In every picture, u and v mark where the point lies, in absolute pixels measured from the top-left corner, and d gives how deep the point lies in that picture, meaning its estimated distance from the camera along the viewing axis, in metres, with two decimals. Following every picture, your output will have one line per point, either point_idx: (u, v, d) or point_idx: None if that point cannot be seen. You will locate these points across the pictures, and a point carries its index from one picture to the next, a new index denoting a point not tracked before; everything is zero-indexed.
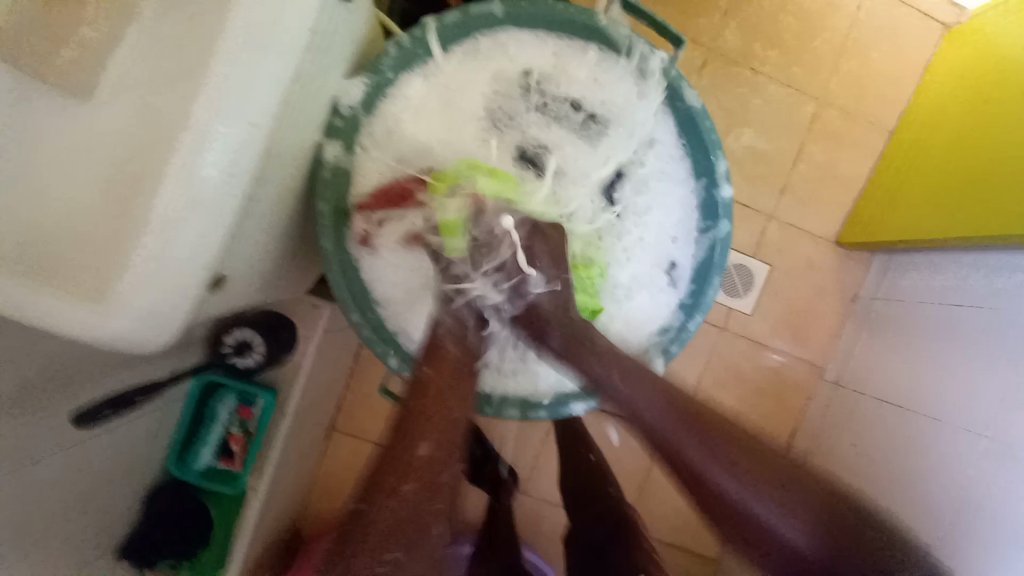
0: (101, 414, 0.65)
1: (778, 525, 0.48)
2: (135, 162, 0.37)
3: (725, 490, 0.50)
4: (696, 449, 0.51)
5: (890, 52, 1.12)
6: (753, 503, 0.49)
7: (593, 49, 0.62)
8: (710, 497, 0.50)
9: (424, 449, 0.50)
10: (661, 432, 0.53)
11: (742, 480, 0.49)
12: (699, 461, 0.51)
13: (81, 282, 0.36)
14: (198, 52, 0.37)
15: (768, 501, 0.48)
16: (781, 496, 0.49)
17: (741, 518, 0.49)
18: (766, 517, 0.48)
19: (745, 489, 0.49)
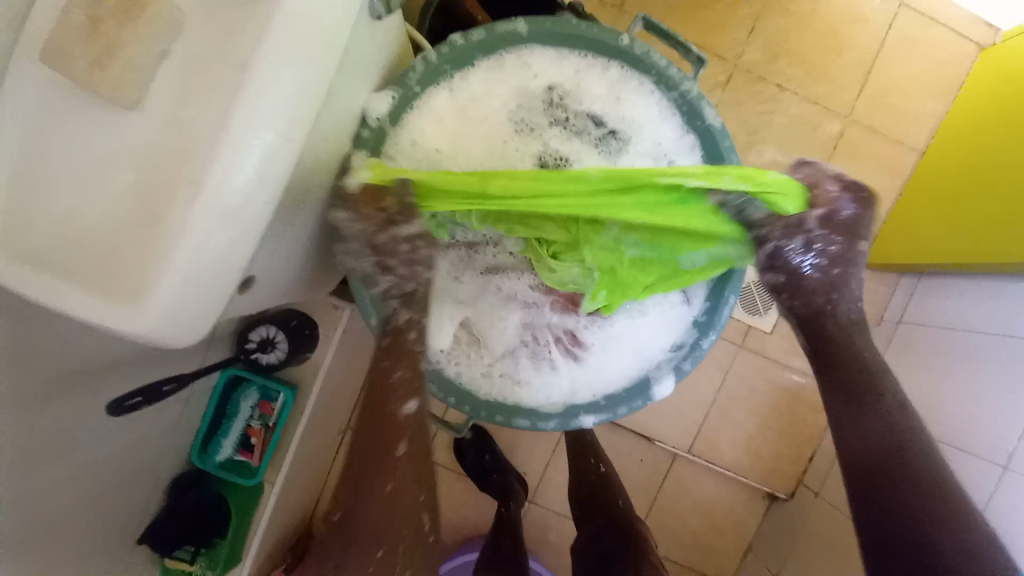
0: (130, 403, 0.68)
1: (869, 428, 0.56)
2: (168, 171, 0.39)
3: (846, 393, 0.58)
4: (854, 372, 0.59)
5: (922, 71, 1.10)
6: (855, 404, 0.58)
7: (615, 68, 0.62)
8: (832, 393, 0.59)
9: (402, 447, 0.59)
10: (826, 346, 0.60)
11: (866, 395, 0.58)
12: (852, 379, 0.58)
13: (117, 284, 0.39)
14: (237, 65, 0.39)
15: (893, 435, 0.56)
16: (885, 414, 0.57)
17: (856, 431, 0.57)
18: (861, 429, 0.57)
19: (881, 397, 0.57)
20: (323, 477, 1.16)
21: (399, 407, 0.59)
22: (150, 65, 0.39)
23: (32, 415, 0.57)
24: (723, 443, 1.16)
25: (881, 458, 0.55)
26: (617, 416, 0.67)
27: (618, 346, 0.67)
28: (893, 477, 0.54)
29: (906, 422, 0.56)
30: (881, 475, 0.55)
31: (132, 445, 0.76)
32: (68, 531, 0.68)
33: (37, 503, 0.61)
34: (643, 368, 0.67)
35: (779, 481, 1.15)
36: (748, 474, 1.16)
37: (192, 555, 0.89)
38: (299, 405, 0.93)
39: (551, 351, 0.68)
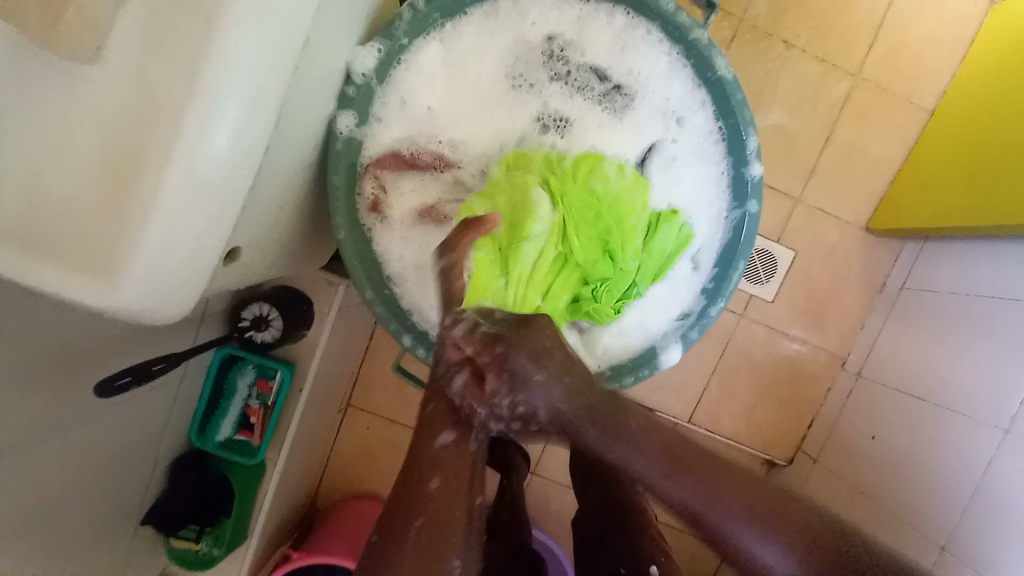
0: (121, 383, 0.65)
1: (760, 551, 0.42)
2: (136, 132, 0.36)
3: (699, 509, 0.45)
4: (665, 471, 0.47)
5: (935, 25, 1.05)
6: (720, 523, 0.44)
7: (621, 14, 0.58)
8: (688, 518, 0.46)
9: (434, 482, 0.45)
10: (639, 465, 0.48)
11: (716, 496, 0.45)
12: (668, 485, 0.47)
13: (90, 253, 0.36)
14: (203, 9, 0.36)
15: (753, 524, 0.43)
16: (745, 504, 0.44)
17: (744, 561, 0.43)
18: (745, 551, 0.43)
19: (695, 496, 0.46)
20: (325, 455, 1.15)
21: (433, 437, 0.48)
22: (110, 13, 0.36)
23: (23, 397, 0.55)
24: (725, 413, 1.15)
25: None
26: None
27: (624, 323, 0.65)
28: None
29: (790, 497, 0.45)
30: None
31: (129, 424, 0.74)
32: (69, 517, 0.68)
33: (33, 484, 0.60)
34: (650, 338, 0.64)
35: (779, 449, 1.16)
36: (750, 443, 1.16)
37: (197, 534, 0.89)
38: (297, 383, 0.91)
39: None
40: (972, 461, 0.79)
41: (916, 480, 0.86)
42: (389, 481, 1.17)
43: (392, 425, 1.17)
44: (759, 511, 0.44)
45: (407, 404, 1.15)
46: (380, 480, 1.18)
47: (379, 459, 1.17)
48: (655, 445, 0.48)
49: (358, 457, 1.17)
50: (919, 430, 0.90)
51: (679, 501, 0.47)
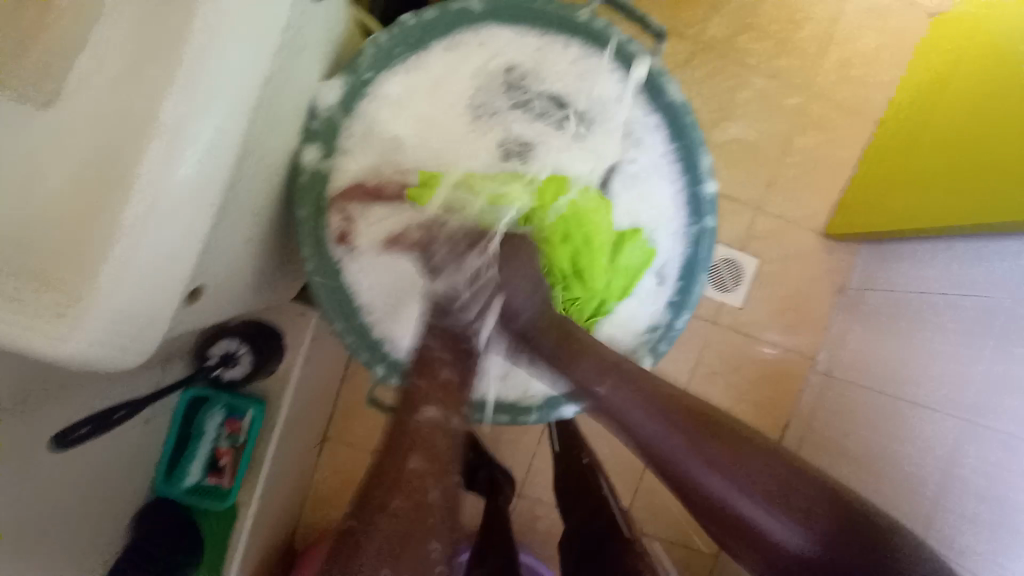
0: (78, 435, 0.62)
1: (756, 517, 0.42)
2: (94, 171, 0.36)
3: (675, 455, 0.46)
4: (645, 407, 0.49)
5: (873, 43, 1.13)
6: (693, 470, 0.45)
7: (576, 45, 0.61)
8: (659, 461, 0.48)
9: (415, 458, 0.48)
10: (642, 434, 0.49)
11: (689, 445, 0.46)
12: (644, 422, 0.49)
13: (44, 295, 0.35)
14: (167, 50, 0.36)
15: (756, 498, 0.43)
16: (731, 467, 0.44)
17: (754, 535, 0.42)
18: (727, 506, 0.44)
19: (675, 446, 0.47)
20: (302, 491, 1.11)
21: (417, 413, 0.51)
22: (65, 54, 0.36)
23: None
24: None
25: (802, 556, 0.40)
26: (597, 403, 0.65)
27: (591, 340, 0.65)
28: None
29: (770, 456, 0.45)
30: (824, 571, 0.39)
31: (89, 471, 0.70)
32: None
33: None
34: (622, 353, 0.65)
35: None
36: None
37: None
38: (270, 419, 0.88)
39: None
40: (940, 451, 0.82)
41: (890, 473, 0.89)
42: None
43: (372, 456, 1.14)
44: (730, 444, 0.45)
45: None
46: None
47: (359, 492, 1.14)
48: (656, 410, 0.49)
49: (338, 492, 1.14)
50: (889, 424, 0.93)
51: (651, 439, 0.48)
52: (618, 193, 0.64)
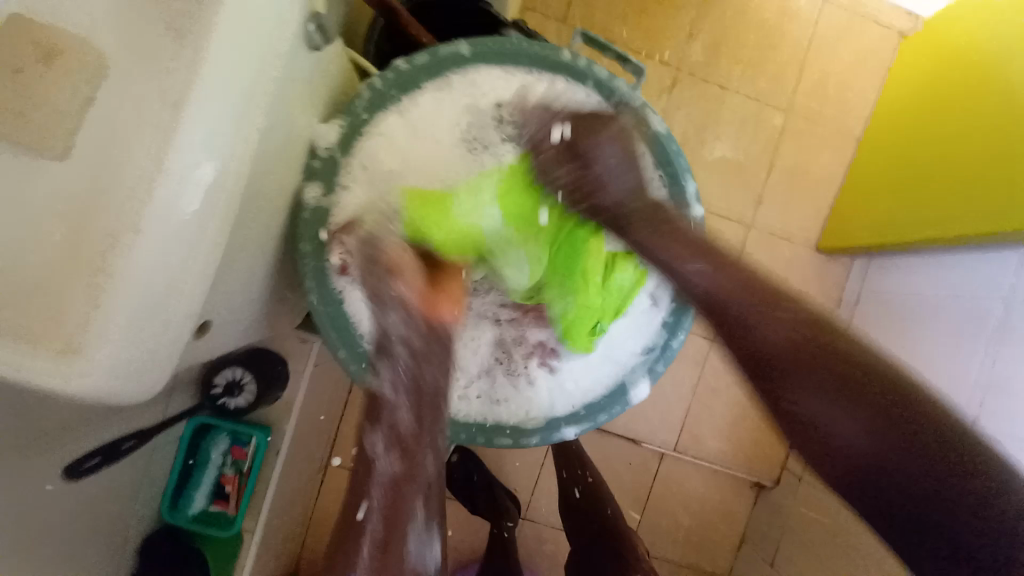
0: (89, 465, 0.65)
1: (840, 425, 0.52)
2: (102, 220, 0.38)
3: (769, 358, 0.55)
4: (757, 318, 0.56)
5: (851, 63, 1.16)
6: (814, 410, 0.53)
7: (561, 82, 0.63)
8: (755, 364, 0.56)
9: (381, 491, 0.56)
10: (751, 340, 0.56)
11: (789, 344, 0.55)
12: (762, 327, 0.56)
13: (59, 338, 0.37)
14: (169, 104, 0.38)
15: (836, 404, 0.52)
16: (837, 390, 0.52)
17: (820, 429, 0.53)
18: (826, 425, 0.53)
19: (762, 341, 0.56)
20: (306, 518, 1.11)
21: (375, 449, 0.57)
22: (75, 110, 0.37)
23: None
24: (707, 436, 1.17)
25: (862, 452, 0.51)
26: (598, 423, 0.66)
27: (588, 359, 0.67)
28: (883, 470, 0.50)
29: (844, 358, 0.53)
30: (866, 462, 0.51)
31: (96, 504, 0.71)
32: None
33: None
34: (619, 373, 0.67)
35: (763, 468, 1.18)
36: (734, 464, 1.18)
37: None
38: (274, 446, 0.89)
39: (521, 373, 0.68)
40: None
41: None
42: None
43: None
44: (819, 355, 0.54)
45: None
46: None
47: None
48: (784, 318, 0.55)
49: None
50: None
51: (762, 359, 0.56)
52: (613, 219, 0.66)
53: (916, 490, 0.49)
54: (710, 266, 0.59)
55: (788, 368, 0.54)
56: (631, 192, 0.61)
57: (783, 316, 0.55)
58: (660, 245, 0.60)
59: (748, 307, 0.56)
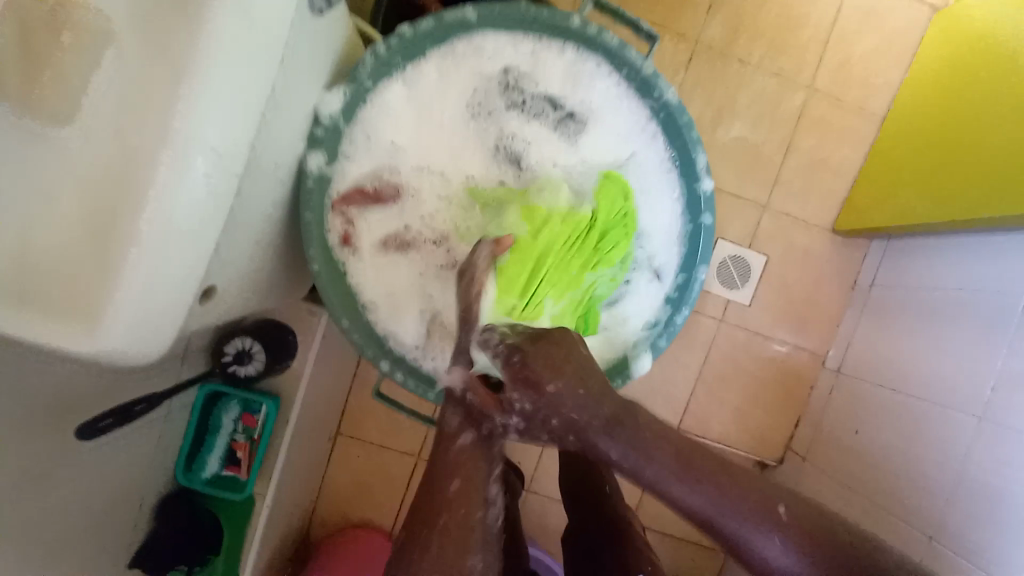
0: (102, 425, 0.65)
1: (764, 544, 0.44)
2: (111, 184, 0.38)
3: (683, 495, 0.47)
4: (643, 447, 0.49)
5: (879, 34, 1.11)
6: (734, 526, 0.45)
7: (570, 50, 0.62)
8: (680, 508, 0.47)
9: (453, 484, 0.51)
10: (648, 469, 0.48)
11: (683, 478, 0.47)
12: (649, 464, 0.48)
13: (77, 299, 0.38)
14: (170, 66, 0.37)
15: (746, 519, 0.45)
16: (733, 498, 0.46)
17: (744, 552, 0.45)
18: (761, 553, 0.44)
19: (677, 479, 0.47)
20: (318, 486, 1.15)
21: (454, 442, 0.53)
22: (85, 78, 0.37)
23: (13, 445, 0.55)
24: (714, 418, 1.17)
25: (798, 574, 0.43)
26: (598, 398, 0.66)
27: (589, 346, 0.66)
28: None
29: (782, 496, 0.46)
30: None
31: (113, 465, 0.74)
32: (61, 565, 0.67)
33: (26, 531, 0.60)
34: (624, 346, 0.66)
35: (768, 450, 1.18)
36: (738, 446, 1.18)
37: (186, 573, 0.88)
38: (283, 415, 0.91)
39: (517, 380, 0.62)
40: (954, 450, 0.81)
41: (898, 471, 0.89)
42: (384, 508, 1.17)
43: (384, 452, 1.17)
44: (727, 480, 0.47)
45: (398, 431, 1.16)
46: (374, 507, 1.18)
47: (373, 484, 1.17)
48: (670, 456, 0.48)
49: (352, 485, 1.17)
50: (899, 422, 0.92)
51: (685, 503, 0.47)
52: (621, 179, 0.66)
53: None
54: (747, 500, 0.45)
55: (680, 498, 0.47)
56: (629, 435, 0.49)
57: (672, 447, 0.49)
58: (693, 481, 0.47)
59: (791, 535, 0.43)
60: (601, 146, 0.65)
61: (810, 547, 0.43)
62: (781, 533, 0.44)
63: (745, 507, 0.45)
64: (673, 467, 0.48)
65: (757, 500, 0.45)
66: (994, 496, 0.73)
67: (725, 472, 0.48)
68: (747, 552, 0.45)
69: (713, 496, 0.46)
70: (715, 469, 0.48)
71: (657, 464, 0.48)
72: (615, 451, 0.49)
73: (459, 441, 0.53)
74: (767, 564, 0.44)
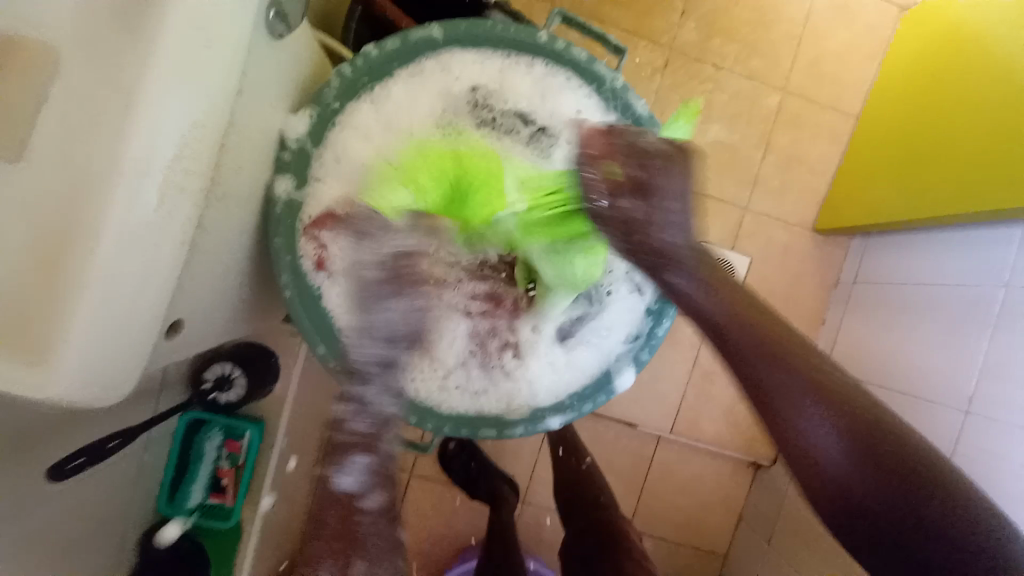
0: (72, 466, 0.62)
1: (816, 432, 0.45)
2: (58, 217, 0.36)
3: (761, 376, 0.47)
4: (744, 340, 0.48)
5: (849, 35, 1.13)
6: (786, 401, 0.46)
7: (539, 65, 0.62)
8: (747, 383, 0.48)
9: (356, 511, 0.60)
10: (729, 339, 0.49)
11: (777, 364, 0.47)
12: (748, 353, 0.48)
13: (24, 341, 0.35)
14: (121, 95, 0.36)
15: (820, 415, 0.45)
16: (813, 391, 0.46)
17: (793, 434, 0.46)
18: (815, 443, 0.45)
19: (763, 365, 0.47)
20: None
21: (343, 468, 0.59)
22: (31, 115, 0.36)
23: None
24: (704, 420, 1.17)
25: (846, 469, 0.44)
26: (582, 413, 0.67)
27: (562, 364, 0.67)
28: (880, 505, 0.43)
29: (836, 375, 0.47)
30: (860, 495, 0.43)
31: (93, 500, 0.71)
32: None
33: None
34: (601, 362, 0.67)
35: (760, 450, 1.18)
36: (730, 447, 1.18)
37: None
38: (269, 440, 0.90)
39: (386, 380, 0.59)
40: (944, 443, 0.81)
41: None
42: None
43: None
44: (810, 368, 0.47)
45: None
46: None
47: None
48: (768, 349, 0.48)
49: None
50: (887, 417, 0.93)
51: (750, 374, 0.48)
52: None
53: (911, 529, 0.42)
54: (810, 384, 0.46)
55: (754, 376, 0.48)
56: (721, 305, 0.50)
57: (767, 331, 0.49)
58: (770, 364, 0.47)
59: (842, 425, 0.44)
60: None
61: (864, 443, 0.44)
62: (838, 427, 0.45)
63: (802, 390, 0.46)
64: (747, 344, 0.48)
65: (822, 386, 0.46)
66: (986, 488, 0.73)
67: (794, 355, 0.47)
68: (795, 436, 0.45)
69: (796, 387, 0.46)
70: (806, 361, 0.47)
71: (749, 354, 0.48)
72: (742, 345, 0.48)
73: (368, 503, 0.59)
74: (815, 448, 0.45)
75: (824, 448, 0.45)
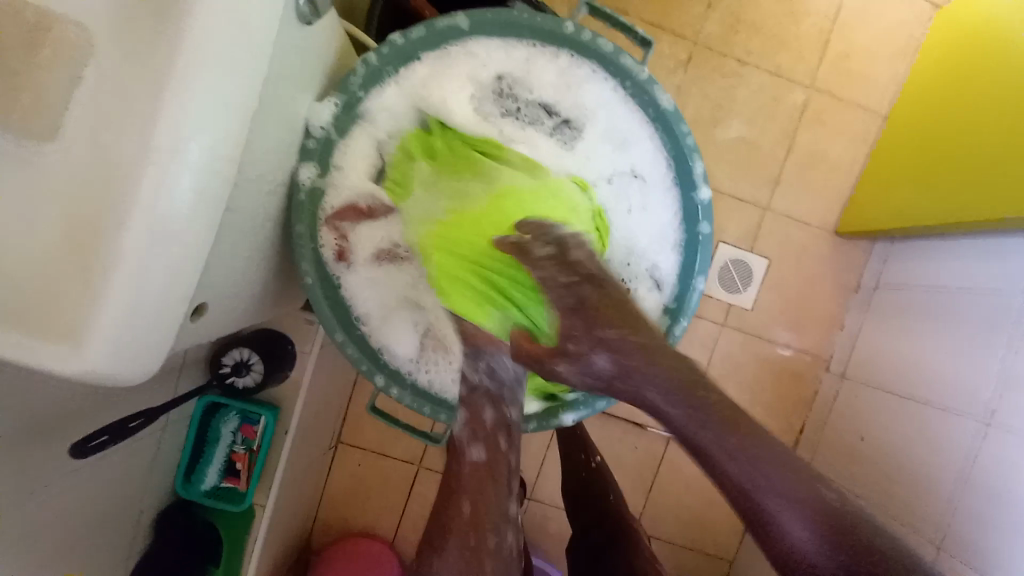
0: (95, 443, 0.64)
1: (788, 523, 0.38)
2: (94, 201, 0.37)
3: (700, 439, 0.42)
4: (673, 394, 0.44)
5: (879, 33, 1.10)
6: (740, 473, 0.40)
7: (565, 56, 0.61)
8: (690, 446, 0.43)
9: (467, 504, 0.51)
10: (666, 402, 0.44)
11: (716, 429, 0.42)
12: (679, 410, 0.43)
13: (59, 320, 0.37)
14: (155, 81, 0.37)
15: (780, 492, 0.39)
16: (771, 467, 0.40)
17: (749, 510, 0.40)
18: (779, 530, 0.38)
19: (703, 428, 0.42)
20: (317, 494, 1.14)
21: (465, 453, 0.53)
22: (67, 95, 0.37)
23: (11, 459, 0.54)
24: None
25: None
26: (596, 409, 0.66)
27: None
28: None
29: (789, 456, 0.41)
30: None
31: (112, 477, 0.73)
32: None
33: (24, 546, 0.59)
34: None
35: None
36: None
37: None
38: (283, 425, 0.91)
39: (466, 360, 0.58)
40: (959, 453, 0.79)
41: (904, 471, 0.87)
42: (386, 516, 1.16)
43: (385, 459, 1.16)
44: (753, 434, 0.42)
45: (399, 438, 1.15)
46: (376, 515, 1.17)
47: (373, 491, 1.16)
48: (708, 413, 0.43)
49: (351, 494, 1.16)
50: (904, 424, 0.91)
51: (684, 431, 0.43)
52: (617, 185, 0.66)
53: None
54: (754, 456, 0.41)
55: (692, 441, 0.43)
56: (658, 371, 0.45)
57: (699, 392, 0.44)
58: (709, 427, 0.42)
59: (814, 513, 0.38)
60: (595, 153, 0.66)
61: (843, 540, 0.36)
62: (808, 516, 0.38)
63: (754, 463, 0.40)
64: (690, 405, 0.43)
65: (781, 462, 0.40)
66: (1002, 501, 0.71)
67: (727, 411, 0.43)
68: (764, 522, 0.39)
69: (745, 455, 0.41)
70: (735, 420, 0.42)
71: (692, 421, 0.43)
72: (675, 406, 0.44)
73: (471, 456, 0.53)
74: (790, 543, 0.38)
75: (805, 550, 0.37)
